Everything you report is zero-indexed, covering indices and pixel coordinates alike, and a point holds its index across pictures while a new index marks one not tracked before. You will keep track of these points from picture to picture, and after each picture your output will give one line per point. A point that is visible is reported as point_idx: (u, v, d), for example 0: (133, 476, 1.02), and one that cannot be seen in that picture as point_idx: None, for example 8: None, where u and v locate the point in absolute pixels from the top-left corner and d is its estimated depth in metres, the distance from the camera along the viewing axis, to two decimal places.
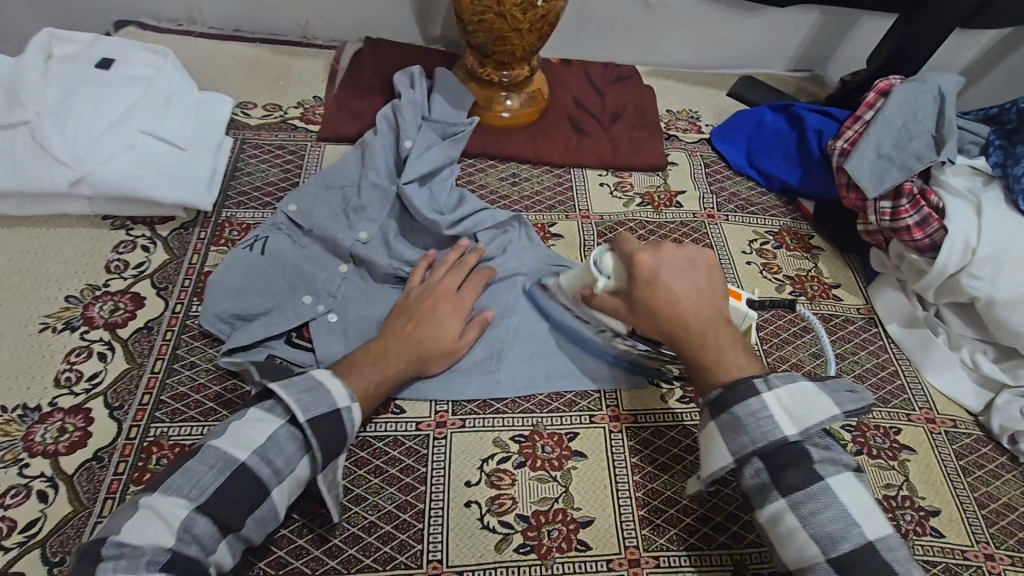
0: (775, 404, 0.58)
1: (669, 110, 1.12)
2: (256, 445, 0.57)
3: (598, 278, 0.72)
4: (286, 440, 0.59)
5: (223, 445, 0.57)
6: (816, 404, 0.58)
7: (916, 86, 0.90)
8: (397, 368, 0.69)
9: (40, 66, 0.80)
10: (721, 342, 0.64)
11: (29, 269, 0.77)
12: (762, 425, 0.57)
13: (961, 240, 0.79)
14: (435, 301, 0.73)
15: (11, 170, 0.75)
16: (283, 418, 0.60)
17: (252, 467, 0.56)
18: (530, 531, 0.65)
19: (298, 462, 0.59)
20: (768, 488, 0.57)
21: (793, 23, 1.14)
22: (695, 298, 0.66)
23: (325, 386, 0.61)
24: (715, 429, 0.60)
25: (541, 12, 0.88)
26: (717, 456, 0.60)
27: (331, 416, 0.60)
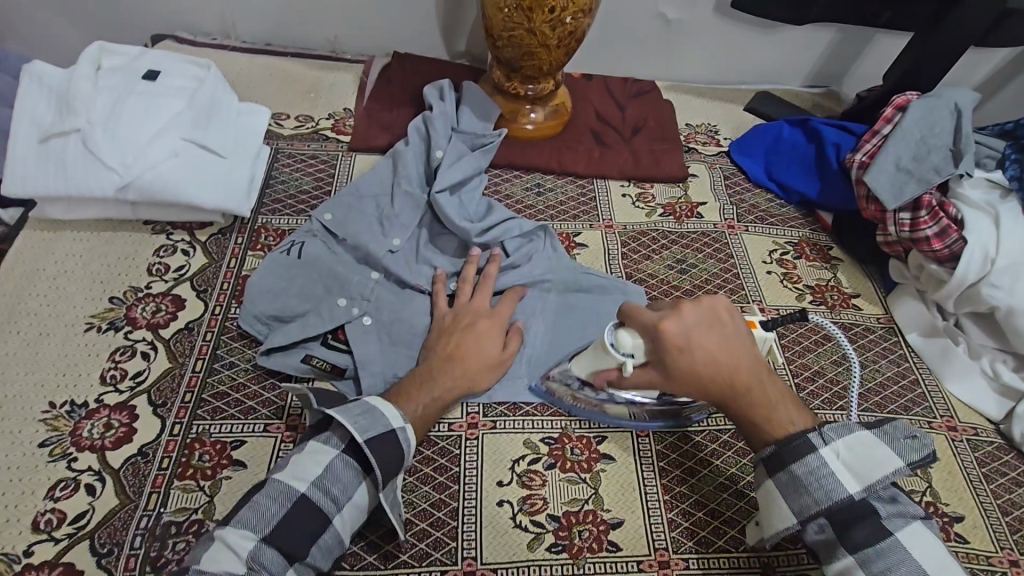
0: (833, 460, 0.59)
1: (688, 123, 1.15)
2: (314, 476, 0.59)
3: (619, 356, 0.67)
4: (342, 468, 0.61)
5: (283, 479, 0.59)
6: (876, 456, 0.59)
7: (933, 101, 0.93)
8: (447, 385, 0.69)
9: (90, 76, 0.83)
10: (767, 395, 0.64)
11: (75, 271, 0.80)
12: (825, 484, 0.58)
13: (979, 250, 0.81)
14: (471, 319, 0.75)
15: (62, 176, 0.78)
16: (340, 446, 0.61)
17: (311, 499, 0.58)
18: (561, 531, 0.67)
19: (355, 490, 0.61)
20: (836, 544, 0.58)
21: (808, 40, 1.17)
22: (731, 353, 0.65)
23: (379, 409, 0.63)
24: (773, 487, 0.61)
25: (569, 29, 0.91)
26: (780, 515, 0.60)
27: (385, 440, 0.61)
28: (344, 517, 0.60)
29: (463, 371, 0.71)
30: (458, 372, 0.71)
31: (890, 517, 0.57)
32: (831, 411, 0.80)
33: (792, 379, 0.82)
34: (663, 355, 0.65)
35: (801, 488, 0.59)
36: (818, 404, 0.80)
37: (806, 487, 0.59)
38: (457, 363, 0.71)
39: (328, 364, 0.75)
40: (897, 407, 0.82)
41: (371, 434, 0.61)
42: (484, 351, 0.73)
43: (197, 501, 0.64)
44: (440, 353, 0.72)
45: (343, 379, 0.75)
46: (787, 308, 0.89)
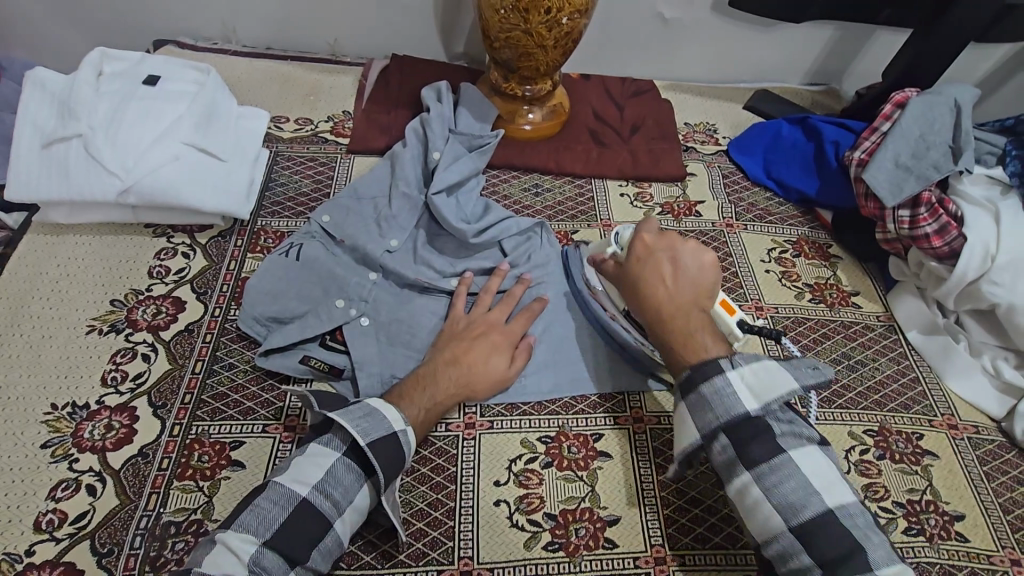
0: (737, 381, 0.61)
1: (686, 122, 1.15)
2: (316, 478, 0.60)
3: (612, 246, 0.79)
4: (344, 471, 0.61)
5: (285, 483, 0.59)
6: (778, 380, 0.60)
7: (932, 97, 0.92)
8: (446, 390, 0.70)
9: (91, 82, 0.84)
10: (695, 326, 0.67)
11: (77, 275, 0.81)
12: (726, 402, 0.60)
13: (979, 248, 0.80)
14: (485, 329, 0.75)
15: (64, 181, 0.79)
16: (340, 450, 0.62)
17: (312, 501, 0.59)
18: (557, 530, 0.67)
19: (357, 493, 0.61)
20: (733, 462, 0.60)
21: (808, 38, 1.17)
22: (677, 284, 0.69)
23: (381, 411, 0.64)
24: (683, 406, 0.63)
25: (566, 29, 0.91)
26: (686, 432, 0.62)
27: (386, 443, 0.62)
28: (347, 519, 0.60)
29: (461, 372, 0.71)
30: (453, 372, 0.71)
31: (782, 435, 0.59)
32: (829, 411, 0.79)
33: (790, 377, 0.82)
34: (626, 266, 0.74)
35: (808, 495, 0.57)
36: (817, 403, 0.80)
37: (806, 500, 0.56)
38: (455, 364, 0.72)
39: (327, 365, 0.75)
40: (896, 405, 0.81)
41: (373, 436, 0.62)
42: (480, 351, 0.73)
43: (196, 501, 0.64)
44: (440, 356, 0.72)
45: (341, 380, 0.75)
46: (785, 307, 0.89)
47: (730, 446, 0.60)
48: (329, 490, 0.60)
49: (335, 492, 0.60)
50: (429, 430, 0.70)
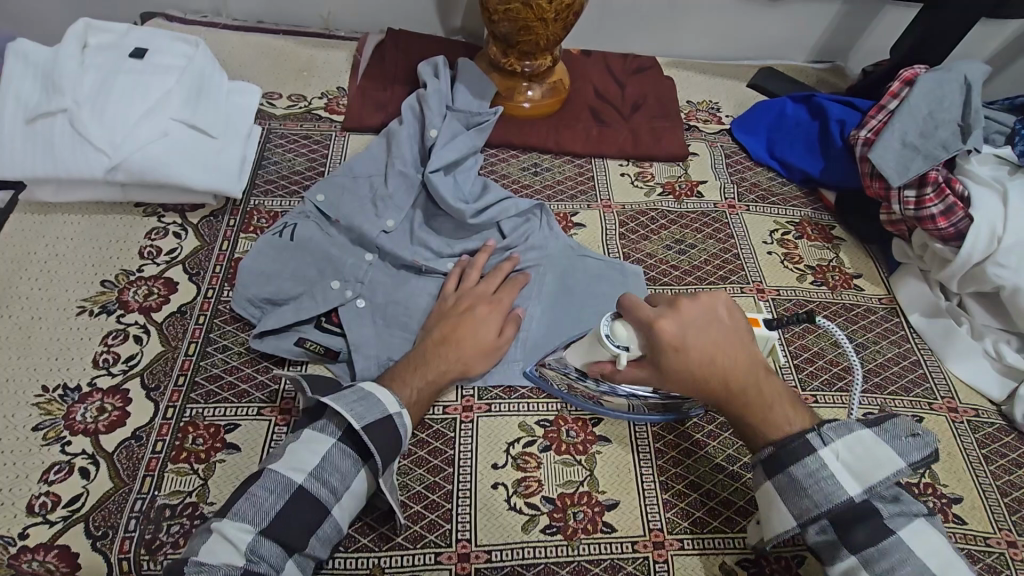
0: (833, 462, 0.57)
1: (689, 100, 1.13)
2: (312, 465, 0.59)
3: (620, 352, 0.65)
4: (340, 457, 0.60)
5: (281, 470, 0.59)
6: (878, 457, 0.57)
7: (943, 74, 0.89)
8: (439, 369, 0.69)
9: (76, 55, 0.82)
10: (763, 397, 0.61)
11: (66, 254, 0.79)
12: (826, 488, 0.56)
13: (986, 229, 0.78)
14: (472, 304, 0.74)
15: (50, 158, 0.77)
16: (335, 436, 0.61)
17: (309, 489, 0.58)
18: (555, 513, 0.67)
19: (354, 479, 0.60)
20: (838, 545, 0.57)
21: (814, 13, 1.14)
22: (724, 354, 0.62)
23: (375, 395, 0.62)
24: (774, 493, 0.59)
25: (567, 2, 0.88)
26: (779, 519, 0.59)
27: (381, 427, 0.61)
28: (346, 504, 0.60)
29: (458, 353, 0.70)
30: (449, 354, 0.70)
31: (891, 516, 0.56)
32: (830, 393, 0.79)
33: (790, 359, 0.81)
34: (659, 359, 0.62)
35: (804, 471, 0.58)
36: (816, 385, 0.79)
37: (804, 490, 0.57)
38: (451, 345, 0.71)
39: (322, 347, 0.74)
40: (897, 388, 0.81)
41: (368, 421, 0.61)
42: (475, 331, 0.72)
43: (191, 484, 0.64)
44: (433, 337, 0.71)
45: (337, 363, 0.74)
46: (786, 290, 0.88)
47: None
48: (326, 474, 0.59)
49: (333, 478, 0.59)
50: (425, 410, 0.69)
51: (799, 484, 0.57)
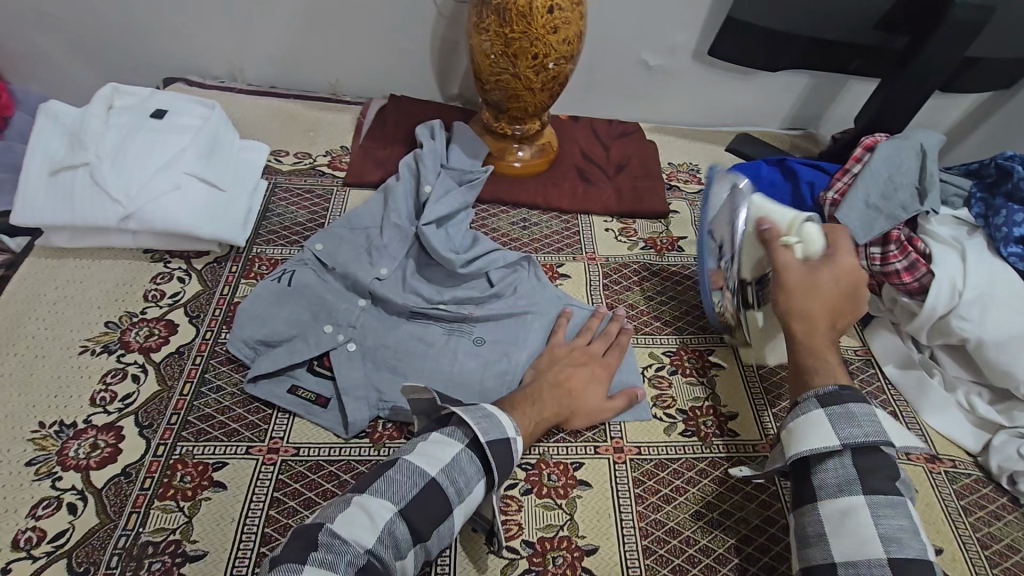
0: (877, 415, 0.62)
1: (670, 162, 1.20)
2: (444, 463, 0.61)
3: (797, 238, 0.74)
4: (467, 461, 0.62)
5: (415, 460, 0.61)
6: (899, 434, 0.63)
7: (900, 142, 0.96)
8: (552, 410, 0.74)
9: (101, 114, 0.89)
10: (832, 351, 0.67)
11: (74, 296, 0.83)
12: (871, 421, 0.60)
13: (947, 284, 0.82)
14: (586, 360, 0.80)
15: (68, 207, 0.82)
16: (463, 442, 0.63)
17: (440, 484, 0.60)
18: (535, 557, 0.67)
19: (475, 485, 0.62)
20: (849, 482, 0.58)
21: (784, 86, 1.23)
22: (829, 292, 0.68)
23: (499, 416, 0.66)
24: (827, 414, 0.61)
25: (552, 74, 0.96)
26: (826, 436, 0.60)
27: (505, 444, 0.64)
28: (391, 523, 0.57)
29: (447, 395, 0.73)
30: (560, 392, 0.76)
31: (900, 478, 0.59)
32: None
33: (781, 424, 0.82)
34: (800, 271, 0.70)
35: (849, 418, 0.60)
36: None
37: (856, 421, 0.60)
38: (552, 390, 0.75)
39: (314, 393, 0.77)
40: None
41: (498, 434, 0.64)
42: (584, 383, 0.78)
43: (176, 521, 0.65)
44: (547, 378, 0.77)
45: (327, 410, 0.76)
46: None
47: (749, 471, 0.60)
48: (396, 481, 0.59)
49: (374, 486, 0.59)
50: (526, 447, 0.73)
51: (853, 415, 0.60)
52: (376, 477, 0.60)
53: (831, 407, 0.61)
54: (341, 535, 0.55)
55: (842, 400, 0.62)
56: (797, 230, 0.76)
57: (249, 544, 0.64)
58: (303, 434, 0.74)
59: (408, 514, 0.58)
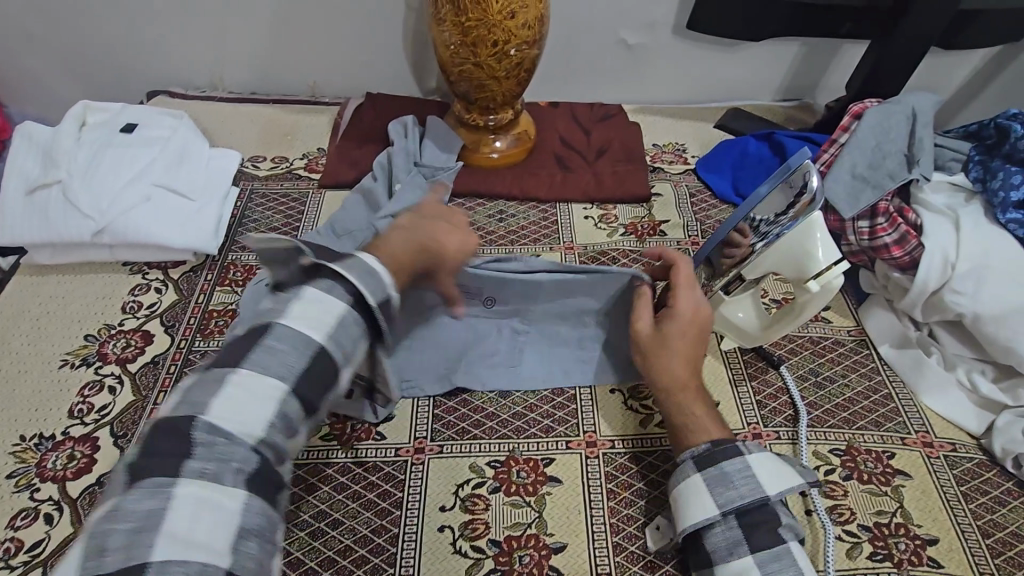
0: (756, 467, 0.62)
1: (655, 143, 1.16)
2: (329, 327, 0.58)
3: (813, 284, 0.69)
4: (353, 324, 0.61)
5: (300, 326, 0.57)
6: (787, 472, 0.63)
7: (890, 107, 0.89)
8: (414, 253, 0.71)
9: (74, 133, 0.91)
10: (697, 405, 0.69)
11: (55, 312, 0.85)
12: (749, 480, 0.61)
13: (939, 256, 0.77)
14: (452, 219, 0.78)
15: (44, 225, 0.85)
16: (347, 303, 0.61)
17: (327, 350, 0.58)
18: (501, 556, 0.66)
19: (357, 348, 0.61)
20: (735, 544, 0.59)
21: (774, 56, 1.17)
22: (691, 350, 0.71)
23: (381, 274, 0.64)
24: (702, 482, 0.63)
25: (516, 60, 0.93)
26: (703, 503, 0.62)
27: (389, 304, 0.64)
28: (278, 403, 0.54)
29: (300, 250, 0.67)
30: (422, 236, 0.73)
31: (786, 527, 0.60)
32: (831, 434, 0.77)
33: (761, 409, 0.79)
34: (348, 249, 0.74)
35: (723, 480, 0.62)
36: (823, 430, 0.77)
37: (731, 480, 0.62)
38: (430, 239, 0.73)
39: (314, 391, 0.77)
40: (866, 423, 0.78)
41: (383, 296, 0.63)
42: (445, 232, 0.75)
43: None
44: (410, 225, 0.74)
45: None
46: None
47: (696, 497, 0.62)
48: (277, 354, 0.56)
49: (249, 361, 0.55)
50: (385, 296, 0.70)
51: (727, 476, 0.62)
52: (251, 348, 0.56)
53: (706, 471, 0.63)
54: (222, 432, 0.51)
55: (716, 460, 0.63)
56: (822, 272, 0.69)
57: None
58: None
59: (299, 390, 0.56)
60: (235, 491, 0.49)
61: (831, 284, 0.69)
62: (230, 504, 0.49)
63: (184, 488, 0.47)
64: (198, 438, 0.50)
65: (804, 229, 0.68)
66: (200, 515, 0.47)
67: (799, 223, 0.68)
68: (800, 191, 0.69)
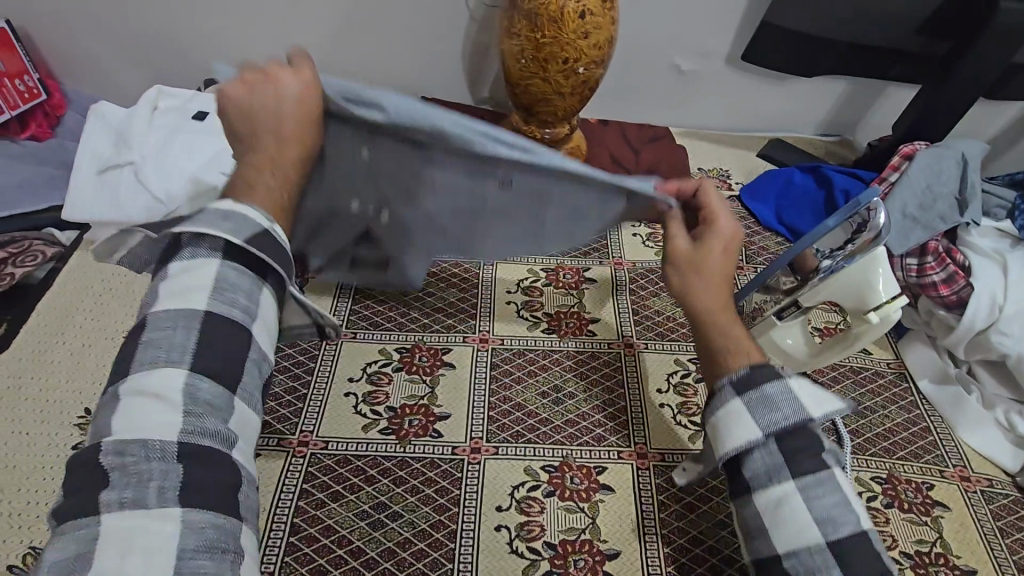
0: (794, 388, 0.53)
1: (700, 167, 1.19)
2: (206, 287, 0.45)
3: (873, 314, 0.72)
4: (234, 273, 0.47)
5: (168, 300, 0.44)
6: (828, 397, 0.53)
7: (942, 151, 0.94)
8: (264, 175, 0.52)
9: (147, 115, 0.93)
10: (735, 337, 0.58)
11: (118, 288, 0.87)
12: (787, 403, 0.51)
13: (987, 296, 0.81)
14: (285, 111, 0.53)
15: (115, 203, 0.86)
16: (218, 254, 0.46)
17: (219, 313, 0.45)
18: (556, 559, 0.67)
19: (260, 298, 0.48)
20: (776, 470, 0.50)
21: (820, 92, 1.21)
22: (731, 278, 0.61)
23: (239, 209, 0.49)
24: (738, 405, 0.53)
25: (582, 78, 0.96)
26: (744, 428, 0.52)
27: (266, 235, 0.49)
28: (180, 388, 0.41)
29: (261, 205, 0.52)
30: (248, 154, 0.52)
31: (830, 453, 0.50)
32: (873, 462, 0.79)
33: None
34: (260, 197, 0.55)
35: (766, 403, 0.51)
36: (864, 457, 0.80)
37: (775, 406, 0.51)
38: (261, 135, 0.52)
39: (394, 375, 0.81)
40: (906, 454, 0.81)
41: (249, 237, 0.47)
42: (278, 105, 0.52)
43: None
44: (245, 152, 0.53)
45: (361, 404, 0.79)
46: None
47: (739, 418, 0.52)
48: (159, 344, 0.43)
49: (137, 362, 0.42)
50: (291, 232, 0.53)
51: (769, 399, 0.52)
52: (128, 344, 0.43)
53: (749, 396, 0.52)
54: (134, 445, 0.39)
55: (755, 383, 0.53)
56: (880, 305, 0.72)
57: (279, 534, 0.66)
58: (332, 429, 0.76)
59: (196, 369, 0.43)
60: (165, 511, 0.38)
61: (890, 316, 0.72)
62: (164, 529, 0.38)
63: (113, 518, 0.37)
64: (106, 463, 0.39)
65: (863, 262, 0.70)
66: (130, 544, 0.37)
67: (859, 258, 0.70)
68: (862, 227, 0.70)
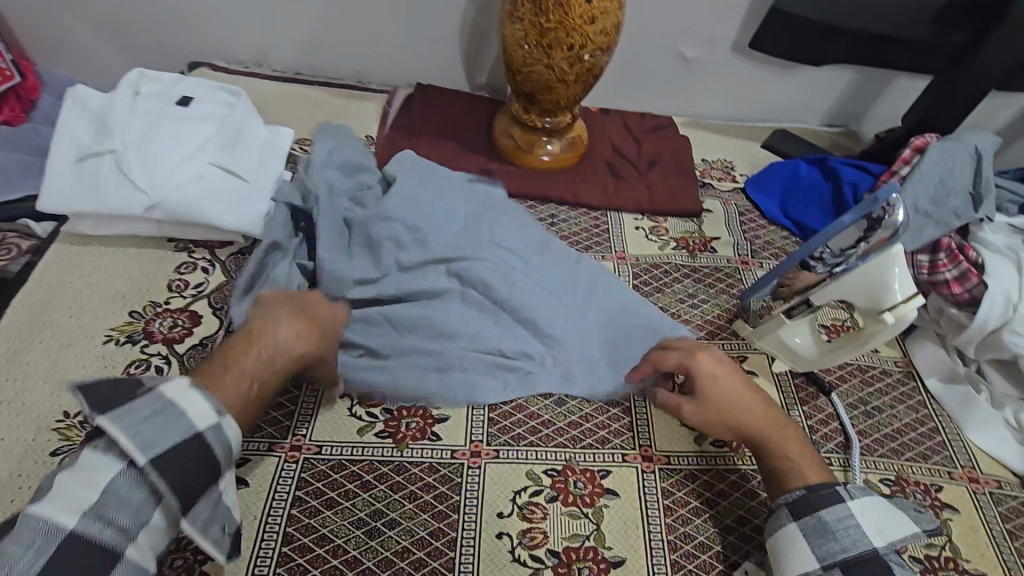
0: (859, 515, 0.61)
1: (703, 158, 1.16)
2: (95, 491, 0.50)
3: (888, 316, 0.69)
4: (146, 463, 0.52)
5: (39, 511, 0.48)
6: (899, 522, 0.61)
7: (955, 144, 0.91)
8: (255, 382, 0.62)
9: (127, 101, 0.88)
10: (789, 452, 0.67)
11: (98, 284, 0.82)
12: (852, 534, 0.59)
13: (1001, 296, 0.80)
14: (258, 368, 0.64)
15: (93, 194, 0.82)
16: (120, 464, 0.51)
17: (83, 534, 0.48)
18: (560, 568, 0.65)
19: (147, 516, 0.51)
20: None
21: (827, 82, 1.18)
22: (753, 397, 0.70)
23: (178, 403, 0.55)
24: (799, 533, 0.61)
25: (586, 67, 0.92)
26: (801, 552, 0.60)
27: (193, 442, 0.54)
28: None
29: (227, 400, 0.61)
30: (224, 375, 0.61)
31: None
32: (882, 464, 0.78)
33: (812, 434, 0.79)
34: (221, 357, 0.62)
35: (824, 531, 0.60)
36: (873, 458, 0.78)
37: (831, 533, 0.60)
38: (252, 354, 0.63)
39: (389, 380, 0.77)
40: (915, 455, 0.79)
41: (155, 455, 0.52)
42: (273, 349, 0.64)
43: None
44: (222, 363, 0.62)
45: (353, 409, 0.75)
46: None
47: (809, 530, 0.60)
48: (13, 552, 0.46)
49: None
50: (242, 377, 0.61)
51: (825, 526, 0.60)
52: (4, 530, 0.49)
53: (802, 521, 0.61)
54: None
55: (815, 508, 0.62)
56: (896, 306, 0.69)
57: (270, 544, 0.63)
58: (325, 432, 0.73)
59: None
60: None
61: (906, 317, 0.69)
62: None
63: None
64: None
65: (879, 262, 0.68)
66: None
67: (874, 257, 0.69)
68: (876, 225, 0.70)
